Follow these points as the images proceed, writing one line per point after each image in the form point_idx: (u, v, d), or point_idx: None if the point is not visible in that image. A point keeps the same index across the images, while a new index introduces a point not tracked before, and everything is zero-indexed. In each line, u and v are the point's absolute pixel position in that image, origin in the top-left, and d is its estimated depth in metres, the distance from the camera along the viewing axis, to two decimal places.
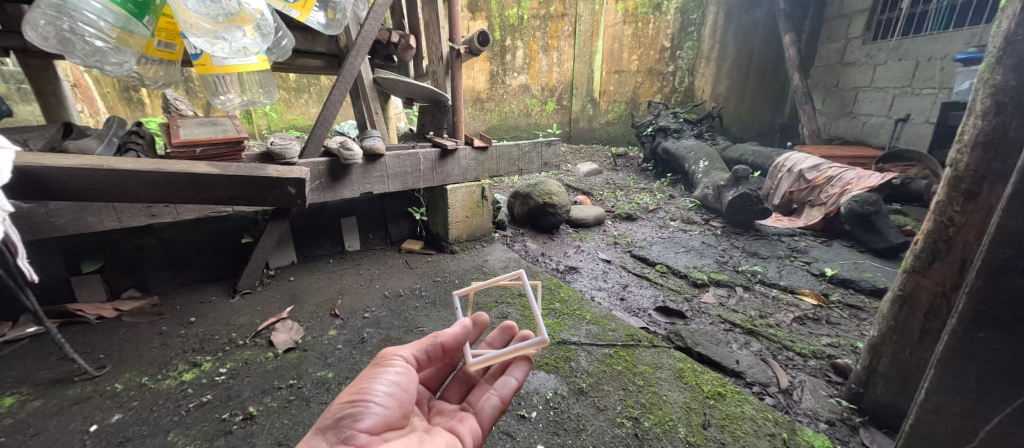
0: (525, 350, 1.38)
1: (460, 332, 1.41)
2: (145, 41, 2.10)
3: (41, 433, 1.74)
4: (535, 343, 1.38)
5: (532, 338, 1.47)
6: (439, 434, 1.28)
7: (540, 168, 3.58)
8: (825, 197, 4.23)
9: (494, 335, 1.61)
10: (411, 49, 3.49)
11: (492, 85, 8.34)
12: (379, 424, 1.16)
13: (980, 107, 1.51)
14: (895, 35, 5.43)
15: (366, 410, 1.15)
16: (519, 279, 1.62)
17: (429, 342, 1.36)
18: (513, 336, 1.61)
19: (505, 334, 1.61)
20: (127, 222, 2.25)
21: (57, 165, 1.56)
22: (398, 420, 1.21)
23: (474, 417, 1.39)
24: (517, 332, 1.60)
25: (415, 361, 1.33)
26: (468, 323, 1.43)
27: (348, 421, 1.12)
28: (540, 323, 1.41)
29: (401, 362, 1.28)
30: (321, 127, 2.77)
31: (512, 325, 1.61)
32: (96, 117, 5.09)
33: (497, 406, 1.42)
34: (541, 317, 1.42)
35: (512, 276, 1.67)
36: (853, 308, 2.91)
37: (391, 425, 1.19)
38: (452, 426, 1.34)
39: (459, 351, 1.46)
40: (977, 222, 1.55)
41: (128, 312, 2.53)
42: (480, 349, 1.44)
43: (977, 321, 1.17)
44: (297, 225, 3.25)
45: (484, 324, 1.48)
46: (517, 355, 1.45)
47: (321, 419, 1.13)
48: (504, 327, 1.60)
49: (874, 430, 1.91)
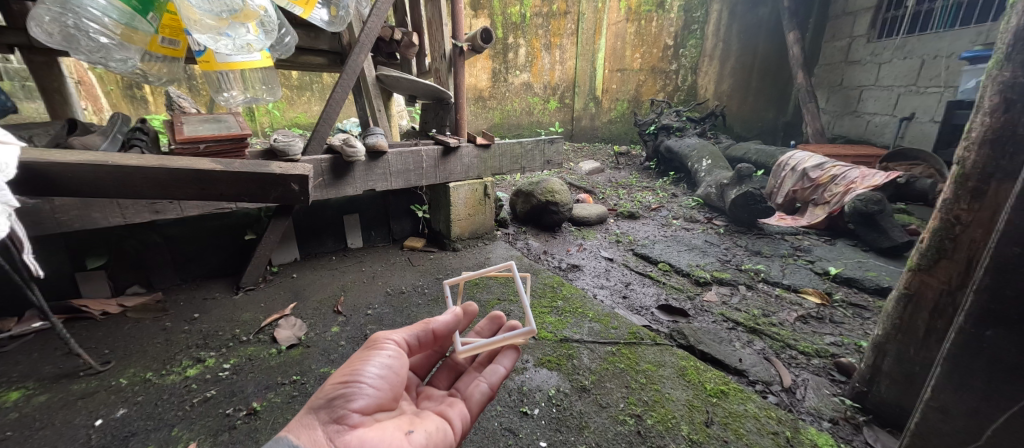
0: (513, 338, 1.39)
1: (450, 320, 1.41)
2: (148, 38, 2.07)
3: (47, 427, 1.75)
4: (523, 332, 1.39)
5: (521, 327, 1.48)
6: (428, 418, 1.29)
7: (542, 166, 3.55)
8: (829, 196, 4.21)
9: (483, 324, 1.61)
10: (414, 46, 3.51)
11: (494, 83, 8.37)
12: (371, 405, 1.17)
13: (988, 104, 1.49)
14: (900, 33, 5.40)
15: (359, 391, 1.16)
16: (510, 270, 1.60)
17: (421, 328, 1.36)
18: (502, 326, 1.61)
19: (494, 324, 1.61)
20: (132, 218, 2.27)
21: (63, 161, 1.55)
22: (389, 402, 1.22)
23: (463, 402, 1.39)
24: (506, 322, 1.60)
25: (407, 346, 1.33)
26: (458, 311, 1.43)
27: (340, 401, 1.13)
28: (528, 313, 1.42)
29: (393, 345, 1.28)
30: (324, 124, 2.78)
31: (500, 315, 1.61)
32: (100, 115, 5.17)
33: (486, 392, 1.42)
34: (529, 308, 1.43)
35: (502, 268, 1.64)
36: (856, 307, 2.90)
37: (383, 406, 1.20)
38: (442, 410, 1.34)
39: (448, 339, 1.46)
40: (984, 220, 1.54)
41: (132, 308, 2.54)
42: (469, 337, 1.44)
43: (985, 319, 1.16)
44: (300, 222, 3.25)
45: (474, 313, 1.48)
46: (505, 344, 1.46)
47: (312, 399, 1.13)
48: (493, 317, 1.60)
49: (878, 429, 1.91)
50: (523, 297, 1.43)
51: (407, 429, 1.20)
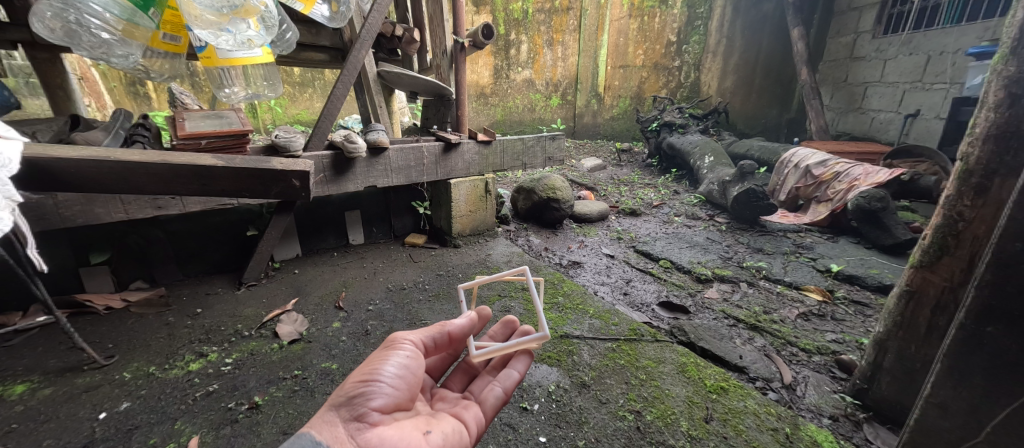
0: (527, 343, 1.39)
1: (465, 323, 1.42)
2: (150, 34, 2.08)
3: (51, 420, 1.77)
4: (537, 337, 1.39)
5: (534, 332, 1.48)
6: (444, 420, 1.29)
7: (543, 162, 3.60)
8: (832, 193, 4.19)
9: (496, 328, 1.62)
10: (415, 42, 3.51)
11: (496, 80, 8.09)
12: (390, 404, 1.18)
13: (992, 99, 1.48)
14: (907, 29, 5.35)
15: (378, 391, 1.16)
16: (524, 275, 1.60)
17: (438, 330, 1.36)
18: (515, 331, 1.61)
19: (507, 328, 1.61)
20: (134, 214, 2.28)
21: (65, 156, 1.56)
22: (406, 402, 1.23)
23: (477, 405, 1.40)
24: (519, 327, 1.60)
25: (424, 348, 1.34)
26: (473, 315, 1.44)
27: (360, 399, 1.14)
28: (541, 317, 1.42)
29: (411, 346, 1.29)
30: (325, 120, 2.78)
31: (514, 319, 1.61)
32: (102, 111, 5.20)
33: (500, 396, 1.42)
34: (542, 312, 1.42)
35: (516, 272, 1.64)
36: (858, 304, 2.89)
37: (400, 406, 1.21)
38: (457, 412, 1.35)
39: (462, 342, 1.47)
40: (987, 217, 1.53)
41: (135, 303, 2.57)
42: (483, 341, 1.45)
43: (986, 315, 1.16)
44: (301, 219, 3.27)
45: (488, 317, 1.49)
46: (519, 349, 1.46)
47: (334, 396, 1.15)
48: (506, 321, 1.60)
49: (878, 426, 1.90)
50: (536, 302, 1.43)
51: (425, 429, 1.21)
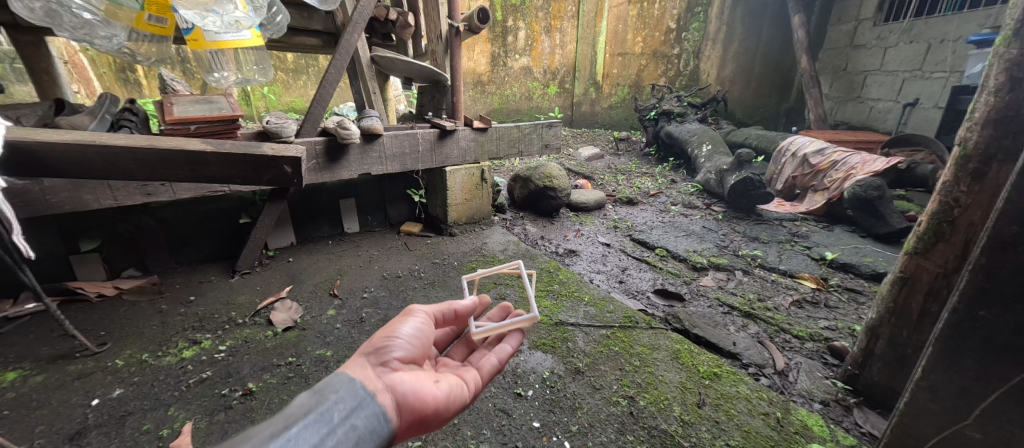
0: (517, 324, 1.43)
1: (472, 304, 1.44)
2: (134, 15, 2.00)
3: (43, 406, 1.77)
4: (527, 318, 1.41)
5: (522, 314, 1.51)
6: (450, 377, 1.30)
7: (540, 150, 3.61)
8: (829, 181, 4.17)
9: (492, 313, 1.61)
10: (410, 27, 3.46)
11: (492, 67, 7.97)
12: (408, 357, 1.20)
13: (993, 82, 1.46)
14: (908, 16, 5.31)
15: (398, 344, 1.19)
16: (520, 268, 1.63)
17: (448, 306, 1.39)
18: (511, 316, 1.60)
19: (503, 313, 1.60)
20: (123, 200, 2.25)
21: (48, 140, 1.53)
22: (421, 360, 1.25)
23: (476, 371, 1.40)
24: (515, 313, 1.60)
25: (435, 320, 1.35)
26: (478, 298, 1.47)
27: (384, 349, 1.16)
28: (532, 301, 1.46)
29: (425, 314, 1.31)
30: (318, 106, 2.73)
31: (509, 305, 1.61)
32: (92, 97, 5.12)
33: (497, 365, 1.41)
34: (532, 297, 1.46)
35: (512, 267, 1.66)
36: (852, 291, 2.91)
37: (416, 361, 1.22)
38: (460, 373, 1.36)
39: (463, 323, 1.50)
40: (983, 202, 1.53)
41: (128, 290, 2.55)
42: (485, 321, 1.47)
43: (979, 299, 1.14)
44: (296, 206, 3.24)
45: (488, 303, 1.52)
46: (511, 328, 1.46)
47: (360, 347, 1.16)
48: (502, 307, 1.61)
49: (868, 410, 1.92)
50: (527, 286, 1.47)
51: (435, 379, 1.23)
